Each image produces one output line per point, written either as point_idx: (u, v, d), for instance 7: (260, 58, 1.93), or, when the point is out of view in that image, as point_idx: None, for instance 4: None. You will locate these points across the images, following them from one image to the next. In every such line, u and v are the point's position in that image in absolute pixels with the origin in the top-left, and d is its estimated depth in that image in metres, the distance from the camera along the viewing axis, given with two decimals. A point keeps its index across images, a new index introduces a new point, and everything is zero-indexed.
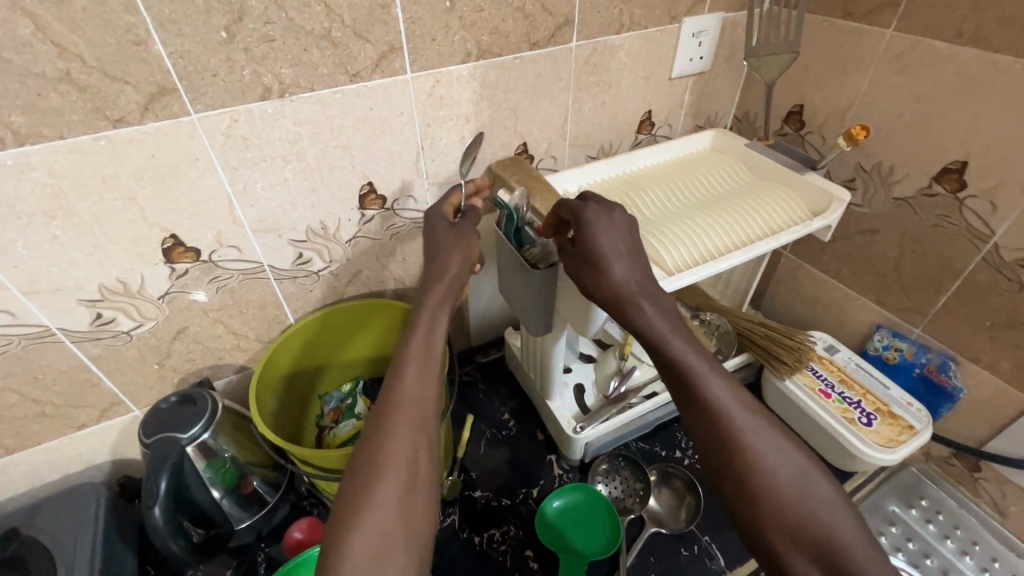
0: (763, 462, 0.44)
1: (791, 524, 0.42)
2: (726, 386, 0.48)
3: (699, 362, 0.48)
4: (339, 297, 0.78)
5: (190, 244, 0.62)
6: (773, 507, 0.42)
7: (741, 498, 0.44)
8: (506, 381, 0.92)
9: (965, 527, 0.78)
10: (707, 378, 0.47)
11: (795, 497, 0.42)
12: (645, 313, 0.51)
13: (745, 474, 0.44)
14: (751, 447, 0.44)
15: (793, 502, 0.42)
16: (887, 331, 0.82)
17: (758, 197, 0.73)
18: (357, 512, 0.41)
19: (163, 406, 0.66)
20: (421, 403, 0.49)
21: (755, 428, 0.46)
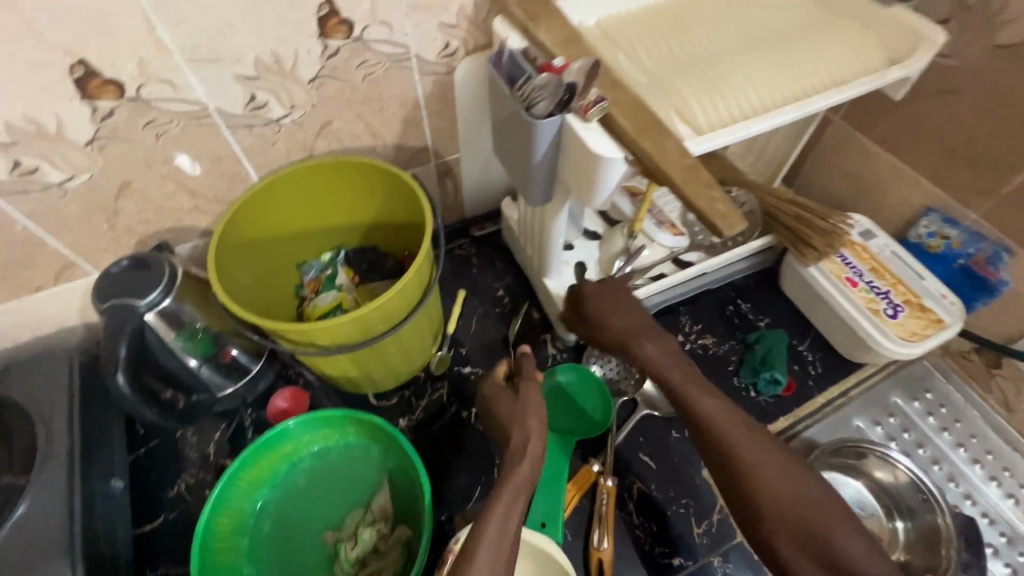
0: (766, 480, 0.51)
1: (797, 530, 0.49)
2: (714, 401, 0.56)
3: (679, 377, 0.58)
4: (308, 154, 0.67)
5: (109, 74, 0.50)
6: (781, 521, 0.49)
7: (751, 516, 0.51)
8: (502, 257, 0.85)
9: (965, 420, 0.76)
10: (694, 398, 0.56)
11: (800, 512, 0.49)
12: (649, 353, 0.60)
13: (748, 490, 0.51)
14: (754, 467, 0.51)
15: (798, 514, 0.49)
16: (938, 217, 0.72)
17: (823, 38, 0.57)
18: None
19: (115, 270, 0.59)
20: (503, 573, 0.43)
21: (755, 450, 0.52)
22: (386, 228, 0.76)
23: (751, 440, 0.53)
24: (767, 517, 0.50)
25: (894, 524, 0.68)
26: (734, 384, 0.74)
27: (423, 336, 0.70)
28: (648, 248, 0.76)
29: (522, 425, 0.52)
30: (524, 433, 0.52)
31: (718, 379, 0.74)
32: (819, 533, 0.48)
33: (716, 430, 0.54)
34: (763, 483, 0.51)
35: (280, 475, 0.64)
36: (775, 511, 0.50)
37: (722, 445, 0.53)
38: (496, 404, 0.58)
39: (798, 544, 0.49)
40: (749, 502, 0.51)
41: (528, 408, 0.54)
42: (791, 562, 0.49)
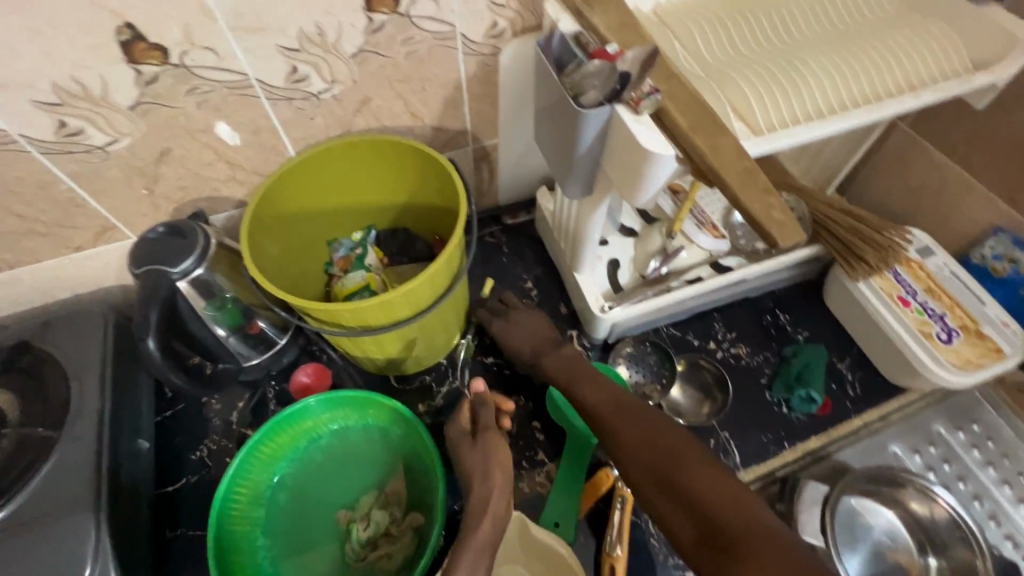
0: (629, 437, 0.53)
1: (657, 476, 0.49)
2: (597, 383, 0.60)
3: (567, 371, 0.63)
4: (346, 130, 0.67)
5: (154, 39, 0.50)
6: (644, 469, 0.50)
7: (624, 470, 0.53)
8: (533, 247, 0.83)
9: (1014, 457, 0.72)
10: (579, 388, 0.61)
11: (657, 458, 0.50)
12: (541, 359, 0.66)
13: (620, 448, 0.53)
14: (622, 426, 0.54)
15: (656, 460, 0.50)
16: (1007, 238, 0.66)
17: (901, 36, 0.53)
18: None
19: (152, 237, 0.59)
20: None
21: (627, 419, 0.55)
22: (419, 208, 0.75)
23: (624, 409, 0.56)
24: (632, 468, 0.51)
25: (925, 558, 0.65)
26: (764, 398, 0.70)
27: (448, 322, 0.68)
28: (688, 250, 0.73)
29: (487, 480, 0.56)
30: (487, 492, 0.55)
31: (749, 391, 0.71)
32: (673, 473, 0.48)
33: (593, 406, 0.58)
34: (628, 441, 0.53)
35: (298, 450, 0.65)
36: (639, 459, 0.51)
37: (599, 419, 0.57)
38: (466, 457, 0.58)
39: (657, 485, 0.49)
40: (625, 460, 0.52)
41: (492, 461, 0.57)
42: (656, 507, 0.48)
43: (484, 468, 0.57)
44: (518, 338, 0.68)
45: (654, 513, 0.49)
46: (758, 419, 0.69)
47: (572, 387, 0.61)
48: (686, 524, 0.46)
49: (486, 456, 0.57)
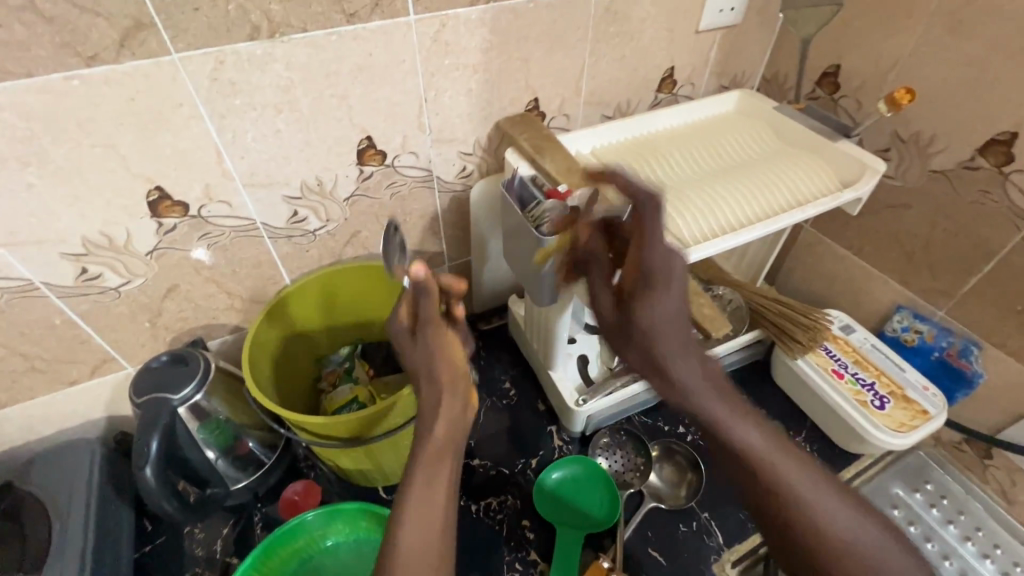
0: (803, 503, 0.46)
1: (830, 557, 0.44)
2: (743, 409, 0.50)
3: (724, 404, 0.49)
4: (336, 258, 0.75)
5: (177, 197, 0.59)
6: (820, 551, 0.45)
7: (776, 527, 0.47)
8: (508, 350, 0.90)
9: (969, 512, 0.77)
10: (733, 425, 0.49)
11: (835, 538, 0.44)
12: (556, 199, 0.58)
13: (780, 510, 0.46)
14: (803, 493, 0.46)
15: (834, 539, 0.44)
16: (908, 312, 0.78)
17: (786, 167, 0.68)
18: None
19: (155, 364, 0.64)
20: (434, 547, 0.45)
21: (796, 470, 0.47)
22: None
23: (802, 480, 0.47)
24: (789, 534, 0.46)
25: None
26: None
27: None
28: None
29: (432, 384, 0.49)
30: (436, 398, 0.48)
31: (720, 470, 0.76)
32: (853, 558, 0.44)
33: (759, 454, 0.48)
34: (803, 513, 0.45)
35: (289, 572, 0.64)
36: (809, 532, 0.45)
37: (758, 467, 0.47)
38: (410, 353, 0.50)
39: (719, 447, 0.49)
40: (789, 527, 0.46)
41: (439, 360, 0.49)
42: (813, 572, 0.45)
43: (430, 370, 0.49)
44: (649, 309, 0.50)
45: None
46: (733, 498, 0.73)
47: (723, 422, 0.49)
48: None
49: (432, 362, 0.49)
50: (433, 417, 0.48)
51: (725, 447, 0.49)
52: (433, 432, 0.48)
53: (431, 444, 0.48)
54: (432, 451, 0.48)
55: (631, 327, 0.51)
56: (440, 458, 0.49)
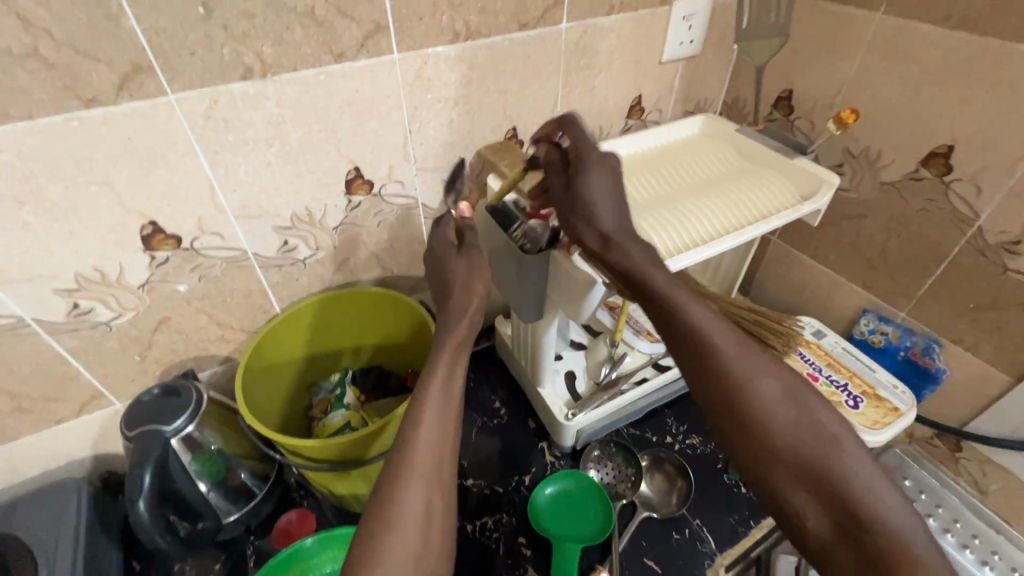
0: (775, 418, 0.45)
1: (805, 472, 0.42)
2: (722, 330, 0.49)
3: (705, 321, 0.49)
4: (326, 286, 0.77)
5: (171, 231, 0.60)
6: (789, 462, 0.43)
7: (750, 447, 0.45)
8: (497, 369, 0.92)
9: (946, 504, 0.80)
10: (725, 353, 0.48)
11: (811, 449, 0.43)
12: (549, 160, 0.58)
13: (753, 422, 0.45)
14: (777, 406, 0.45)
15: (809, 452, 0.43)
16: (873, 315, 0.83)
17: (750, 183, 0.73)
18: (388, 506, 0.43)
19: (146, 398, 0.64)
20: (436, 455, 0.46)
21: (789, 401, 0.45)
22: (391, 346, 0.84)
23: (779, 395, 0.46)
24: (758, 448, 0.45)
25: None
26: (724, 482, 0.77)
27: None
28: (630, 355, 0.84)
29: (466, 291, 0.55)
30: (467, 302, 0.55)
31: (708, 477, 0.78)
32: (833, 474, 0.41)
33: (736, 370, 0.47)
34: (776, 427, 0.44)
35: None
36: (778, 442, 0.44)
37: (733, 382, 0.46)
38: (450, 268, 0.57)
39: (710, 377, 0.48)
40: (757, 439, 0.45)
41: (474, 274, 0.56)
42: (785, 493, 0.43)
43: (466, 279, 0.56)
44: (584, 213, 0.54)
45: (782, 498, 0.43)
46: (722, 503, 0.75)
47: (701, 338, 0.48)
48: (831, 524, 0.41)
49: (471, 273, 0.56)
50: (453, 330, 0.53)
51: (700, 364, 0.48)
52: (453, 339, 0.53)
53: (448, 349, 0.52)
54: (443, 376, 0.50)
55: (575, 205, 0.54)
56: (455, 366, 0.52)
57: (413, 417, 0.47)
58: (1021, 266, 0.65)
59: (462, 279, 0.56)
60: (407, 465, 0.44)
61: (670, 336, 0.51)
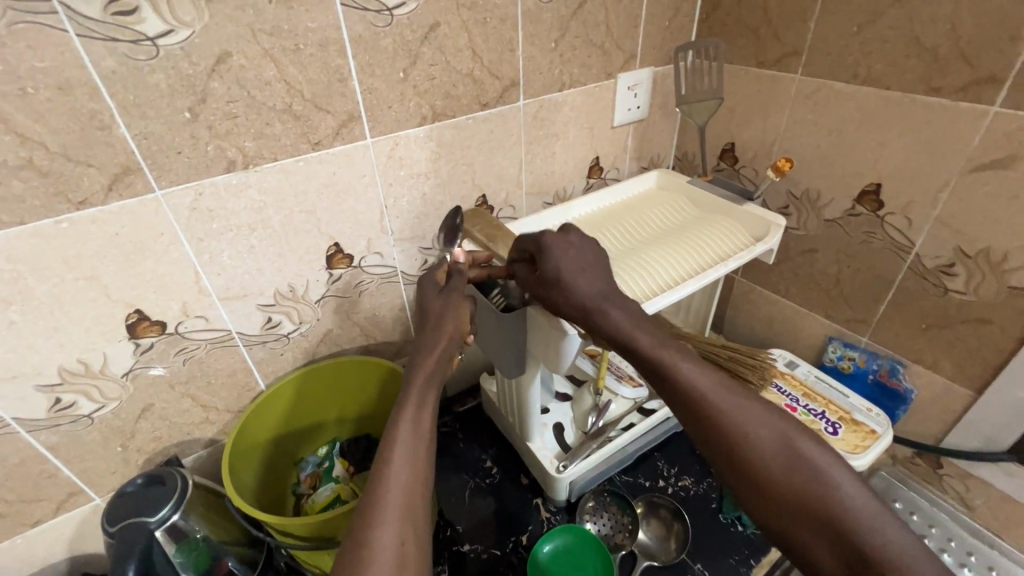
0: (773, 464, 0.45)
1: (805, 514, 0.43)
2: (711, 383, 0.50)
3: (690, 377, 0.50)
4: (311, 358, 0.78)
5: (155, 317, 0.62)
6: (793, 506, 0.43)
7: (750, 490, 0.46)
8: (486, 427, 0.92)
9: (940, 525, 0.81)
10: (715, 400, 0.49)
11: (808, 491, 0.43)
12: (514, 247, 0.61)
13: (752, 472, 0.46)
14: (773, 452, 0.46)
15: (807, 494, 0.43)
16: (839, 342, 0.87)
17: (706, 230, 0.79)
18: (358, 557, 0.42)
19: (130, 489, 0.62)
20: (409, 492, 0.46)
21: (782, 442, 0.46)
22: (376, 413, 0.84)
23: (775, 443, 0.46)
24: (759, 494, 0.45)
25: None
26: (720, 521, 0.77)
27: None
28: (614, 402, 0.86)
29: (438, 329, 0.56)
30: (437, 338, 0.56)
31: (704, 518, 0.78)
32: (832, 513, 0.42)
33: (728, 422, 0.48)
34: (771, 469, 0.45)
35: None
36: (779, 487, 0.44)
37: (726, 433, 0.47)
38: (427, 304, 0.59)
39: (703, 426, 0.49)
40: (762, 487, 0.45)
41: (449, 314, 0.57)
42: (795, 535, 0.43)
43: (439, 318, 0.57)
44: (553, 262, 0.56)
45: (796, 540, 0.43)
46: (720, 543, 0.75)
47: (688, 395, 0.50)
48: (842, 565, 0.41)
49: (442, 314, 0.57)
50: (420, 367, 0.55)
51: (695, 419, 0.49)
52: (422, 374, 0.54)
53: (418, 385, 0.54)
54: (413, 412, 0.52)
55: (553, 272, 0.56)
56: (422, 405, 0.53)
57: (384, 459, 0.48)
58: (959, 286, 0.71)
59: (438, 314, 0.58)
60: (381, 505, 0.45)
61: (663, 394, 0.52)
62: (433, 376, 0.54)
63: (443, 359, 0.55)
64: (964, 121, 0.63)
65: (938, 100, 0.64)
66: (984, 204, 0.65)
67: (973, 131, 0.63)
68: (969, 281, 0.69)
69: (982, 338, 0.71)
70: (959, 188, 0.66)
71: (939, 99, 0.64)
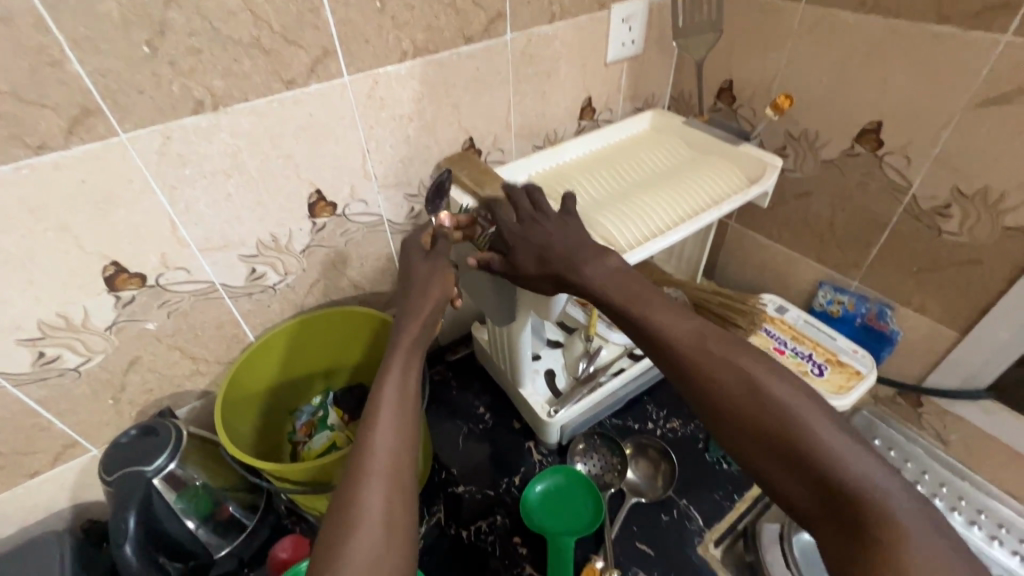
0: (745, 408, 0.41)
1: (773, 450, 0.40)
2: (686, 330, 0.47)
3: (666, 330, 0.48)
4: (300, 309, 0.77)
5: (134, 269, 0.60)
6: (761, 441, 0.40)
7: (722, 429, 0.43)
8: (479, 375, 0.93)
9: (915, 459, 0.83)
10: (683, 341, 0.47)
11: (776, 425, 0.40)
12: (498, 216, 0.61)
13: (721, 409, 0.43)
14: (745, 395, 0.42)
15: (774, 428, 0.40)
16: (829, 287, 0.87)
17: (701, 172, 0.77)
18: (344, 515, 0.42)
19: (124, 440, 0.63)
20: (396, 452, 0.46)
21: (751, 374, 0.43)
22: (368, 364, 0.84)
23: (743, 388, 0.42)
24: (737, 440, 0.42)
25: None
26: (706, 460, 0.80)
27: None
28: (606, 347, 0.86)
29: (422, 294, 0.56)
30: (420, 304, 0.56)
31: (692, 457, 0.80)
32: (800, 447, 0.38)
33: (701, 368, 0.45)
34: (736, 405, 0.42)
35: None
36: (746, 428, 0.41)
37: (695, 372, 0.45)
38: (414, 269, 0.59)
39: (674, 370, 0.47)
40: (731, 430, 0.42)
41: (433, 278, 0.57)
42: (768, 475, 0.40)
43: (423, 284, 0.57)
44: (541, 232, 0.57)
45: (771, 482, 0.40)
46: (705, 480, 0.78)
47: (661, 343, 0.48)
48: (814, 501, 0.38)
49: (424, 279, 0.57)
50: (405, 330, 0.54)
51: (668, 362, 0.47)
52: (407, 337, 0.54)
53: (402, 347, 0.53)
54: (399, 373, 0.51)
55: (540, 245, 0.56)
56: (408, 367, 0.52)
57: (369, 420, 0.47)
58: (954, 228, 0.70)
59: (424, 281, 0.57)
60: (365, 466, 0.44)
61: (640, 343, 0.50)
62: (416, 342, 0.54)
63: (428, 323, 0.55)
64: (973, 52, 0.60)
65: (948, 29, 0.61)
66: (985, 142, 0.63)
67: (981, 64, 0.60)
68: (963, 222, 0.69)
69: (972, 279, 0.71)
70: (961, 126, 0.64)
71: (949, 28, 0.61)
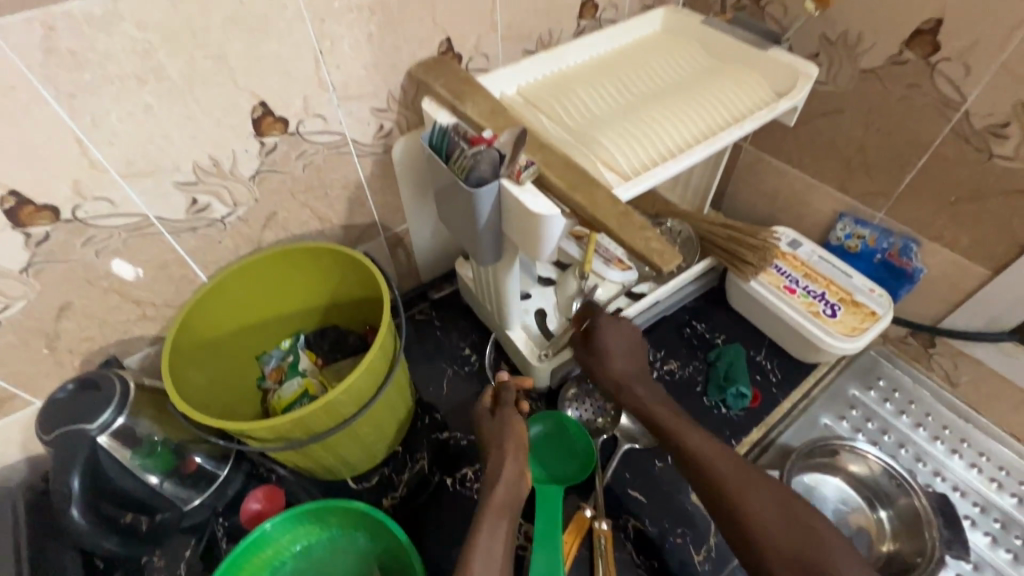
0: (766, 518, 0.52)
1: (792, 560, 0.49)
2: (715, 446, 0.58)
3: (706, 451, 0.57)
4: (257, 245, 0.68)
5: (41, 200, 0.50)
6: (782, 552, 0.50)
7: (742, 536, 0.52)
8: (464, 315, 0.86)
9: (918, 401, 0.81)
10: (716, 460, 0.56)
11: (795, 543, 0.50)
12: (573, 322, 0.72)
13: (743, 517, 0.52)
14: (777, 515, 0.52)
15: (793, 544, 0.50)
16: (850, 219, 0.79)
17: (718, 83, 0.65)
18: None
19: (61, 395, 0.56)
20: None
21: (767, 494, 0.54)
22: (342, 304, 0.76)
23: (773, 512, 0.52)
24: (755, 547, 0.51)
25: (879, 514, 0.70)
26: (704, 404, 0.76)
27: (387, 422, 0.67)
28: (601, 287, 0.78)
29: (502, 449, 0.57)
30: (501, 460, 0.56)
31: (689, 401, 0.76)
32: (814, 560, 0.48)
33: (724, 481, 0.55)
34: (759, 517, 0.52)
35: None
36: (767, 537, 0.51)
37: (726, 490, 0.54)
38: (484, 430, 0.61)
39: (706, 487, 0.56)
40: (750, 537, 0.51)
41: (507, 431, 0.59)
42: None
43: (499, 439, 0.58)
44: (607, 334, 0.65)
45: None
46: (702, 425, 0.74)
47: (698, 462, 0.57)
48: None
49: (503, 433, 0.59)
50: (501, 463, 0.55)
51: (699, 475, 0.57)
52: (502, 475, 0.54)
53: (493, 507, 0.51)
54: (491, 518, 0.50)
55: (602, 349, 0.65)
56: (499, 522, 0.50)
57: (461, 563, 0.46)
58: (1007, 151, 0.61)
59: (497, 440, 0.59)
60: None
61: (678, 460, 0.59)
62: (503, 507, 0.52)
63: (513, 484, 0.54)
64: None
65: None
66: None
67: None
68: (1021, 144, 0.59)
69: (1016, 211, 0.63)
70: None
71: None
